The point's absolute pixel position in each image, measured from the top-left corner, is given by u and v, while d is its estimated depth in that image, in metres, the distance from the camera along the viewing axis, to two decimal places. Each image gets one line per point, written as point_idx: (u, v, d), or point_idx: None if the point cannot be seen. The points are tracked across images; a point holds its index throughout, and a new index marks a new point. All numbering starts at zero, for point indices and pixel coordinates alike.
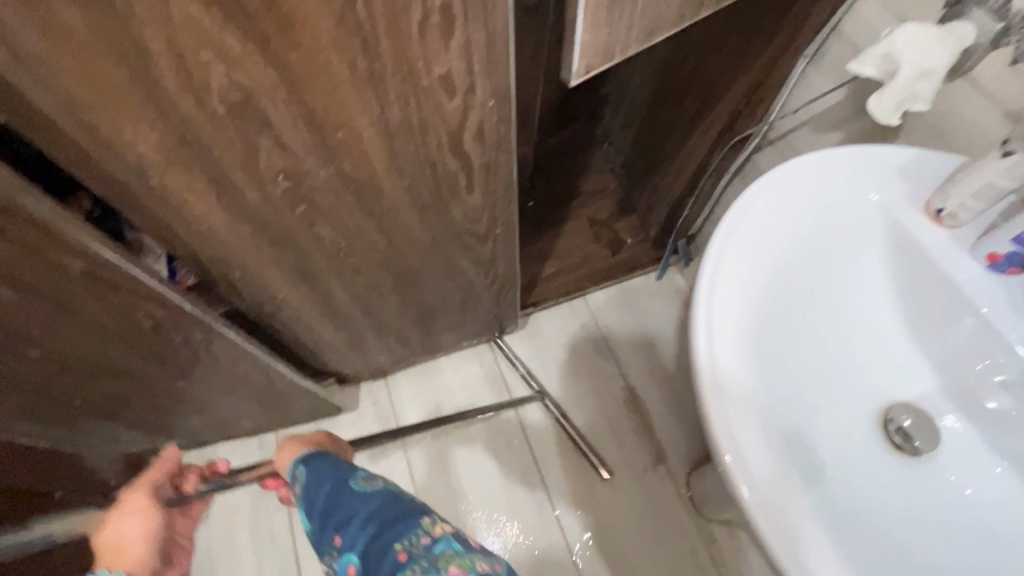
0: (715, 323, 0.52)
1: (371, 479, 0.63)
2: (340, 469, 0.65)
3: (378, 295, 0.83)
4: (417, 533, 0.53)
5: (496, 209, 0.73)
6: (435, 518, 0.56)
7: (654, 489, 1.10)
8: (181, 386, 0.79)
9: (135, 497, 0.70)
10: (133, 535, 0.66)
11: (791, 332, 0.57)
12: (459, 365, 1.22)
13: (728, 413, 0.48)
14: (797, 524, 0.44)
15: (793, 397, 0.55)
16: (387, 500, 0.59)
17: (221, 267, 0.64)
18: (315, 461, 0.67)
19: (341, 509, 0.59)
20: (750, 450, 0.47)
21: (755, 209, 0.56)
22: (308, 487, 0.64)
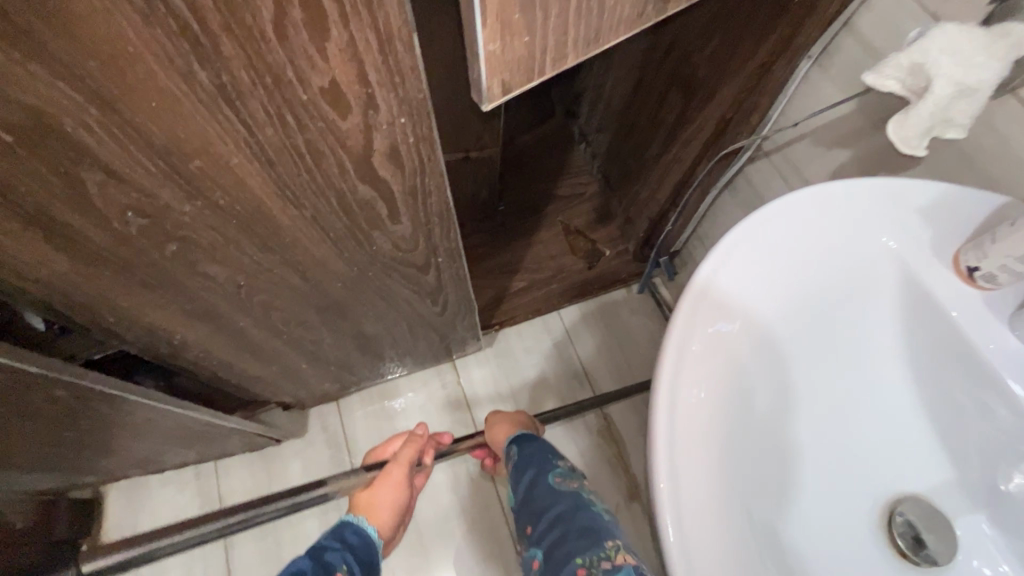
0: (680, 407, 0.40)
1: (571, 479, 0.58)
2: (551, 458, 0.62)
3: (303, 328, 0.72)
4: (598, 553, 0.47)
5: (431, 237, 0.61)
6: (620, 542, 0.49)
7: (627, 528, 1.00)
8: (70, 436, 0.67)
9: (395, 467, 0.70)
10: (387, 500, 0.68)
11: (777, 407, 0.46)
12: (419, 386, 1.11)
13: (687, 525, 0.37)
14: None
15: (774, 487, 0.44)
16: (578, 508, 0.53)
17: (86, 313, 0.53)
18: (530, 443, 0.66)
19: (540, 501, 0.56)
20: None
21: (738, 254, 0.45)
22: (517, 467, 0.63)
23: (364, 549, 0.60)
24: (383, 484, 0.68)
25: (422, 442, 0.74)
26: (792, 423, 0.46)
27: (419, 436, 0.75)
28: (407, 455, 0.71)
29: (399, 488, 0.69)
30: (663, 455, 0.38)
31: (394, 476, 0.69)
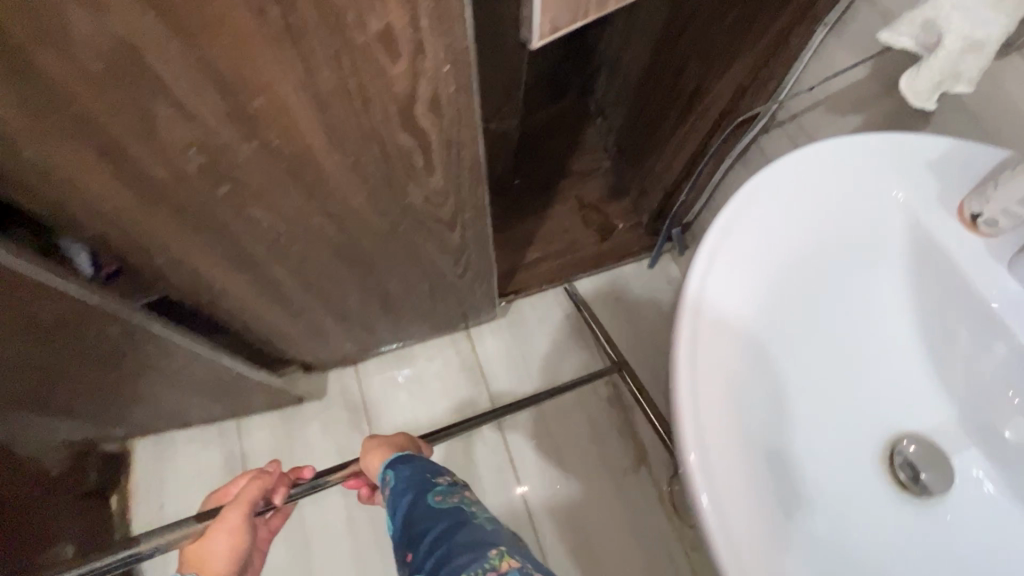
0: (698, 346, 0.43)
1: (452, 496, 0.54)
2: (429, 476, 0.57)
3: (333, 283, 0.75)
4: (482, 565, 0.46)
5: (461, 192, 0.64)
6: (503, 547, 0.48)
7: (633, 492, 1.04)
8: (113, 378, 0.71)
9: (233, 510, 0.59)
10: (223, 549, 0.59)
11: (789, 351, 0.49)
12: (433, 354, 1.15)
13: (706, 448, 0.40)
14: None
15: (786, 423, 0.47)
16: (461, 523, 0.50)
17: (141, 254, 0.56)
18: (405, 465, 0.59)
19: (416, 526, 0.51)
20: (730, 506, 0.39)
21: (751, 209, 0.48)
22: (394, 493, 0.56)
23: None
24: (217, 534, 0.58)
25: (271, 483, 0.63)
26: (803, 367, 0.49)
27: (269, 472, 0.64)
28: (248, 499, 0.60)
29: (238, 536, 0.59)
30: (682, 387, 0.41)
31: (232, 523, 0.59)
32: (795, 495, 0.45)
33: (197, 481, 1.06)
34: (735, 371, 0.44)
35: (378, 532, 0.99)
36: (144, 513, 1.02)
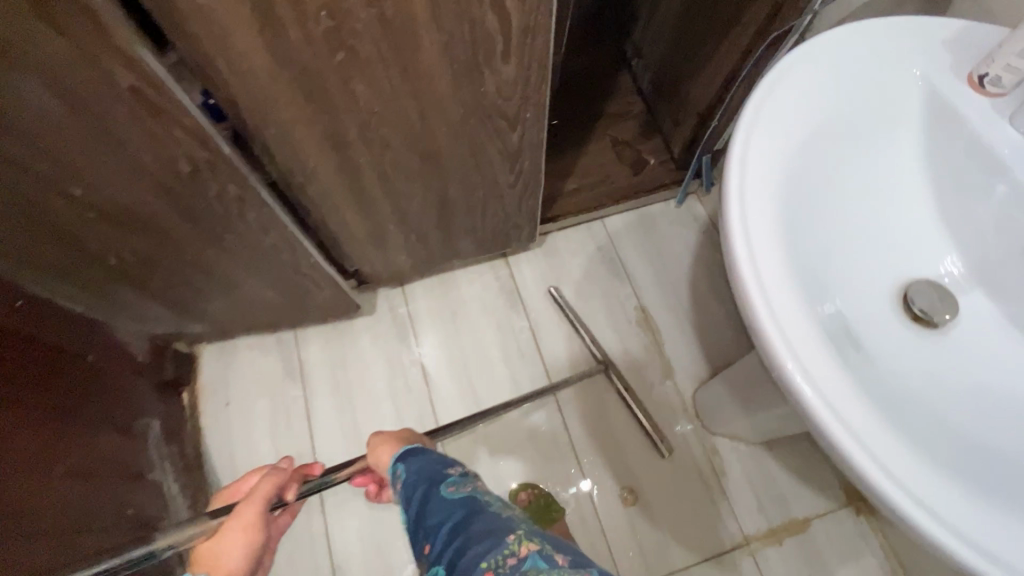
0: (750, 186, 0.50)
1: (463, 486, 0.58)
2: (442, 471, 0.61)
3: (404, 177, 0.84)
4: (502, 551, 0.47)
5: (529, 87, 0.73)
6: (519, 532, 0.50)
7: (659, 403, 1.12)
8: (212, 253, 0.81)
9: (247, 507, 0.64)
10: (235, 547, 0.63)
11: (821, 206, 0.56)
12: (475, 278, 1.23)
13: (759, 266, 0.47)
14: (818, 364, 0.45)
15: (818, 264, 0.55)
16: (475, 510, 0.54)
17: (258, 121, 0.65)
18: (415, 458, 0.65)
19: (431, 518, 0.55)
20: (783, 308, 0.46)
21: (793, 77, 0.54)
22: (406, 485, 0.62)
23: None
24: (234, 526, 0.63)
25: (283, 479, 0.69)
26: (832, 222, 0.57)
27: (280, 470, 0.70)
28: (263, 494, 0.65)
29: (250, 536, 0.64)
30: (735, 217, 0.49)
31: (246, 518, 0.64)
32: (824, 317, 0.53)
33: (257, 386, 1.14)
34: (781, 210, 0.51)
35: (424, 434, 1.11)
36: (212, 408, 1.12)
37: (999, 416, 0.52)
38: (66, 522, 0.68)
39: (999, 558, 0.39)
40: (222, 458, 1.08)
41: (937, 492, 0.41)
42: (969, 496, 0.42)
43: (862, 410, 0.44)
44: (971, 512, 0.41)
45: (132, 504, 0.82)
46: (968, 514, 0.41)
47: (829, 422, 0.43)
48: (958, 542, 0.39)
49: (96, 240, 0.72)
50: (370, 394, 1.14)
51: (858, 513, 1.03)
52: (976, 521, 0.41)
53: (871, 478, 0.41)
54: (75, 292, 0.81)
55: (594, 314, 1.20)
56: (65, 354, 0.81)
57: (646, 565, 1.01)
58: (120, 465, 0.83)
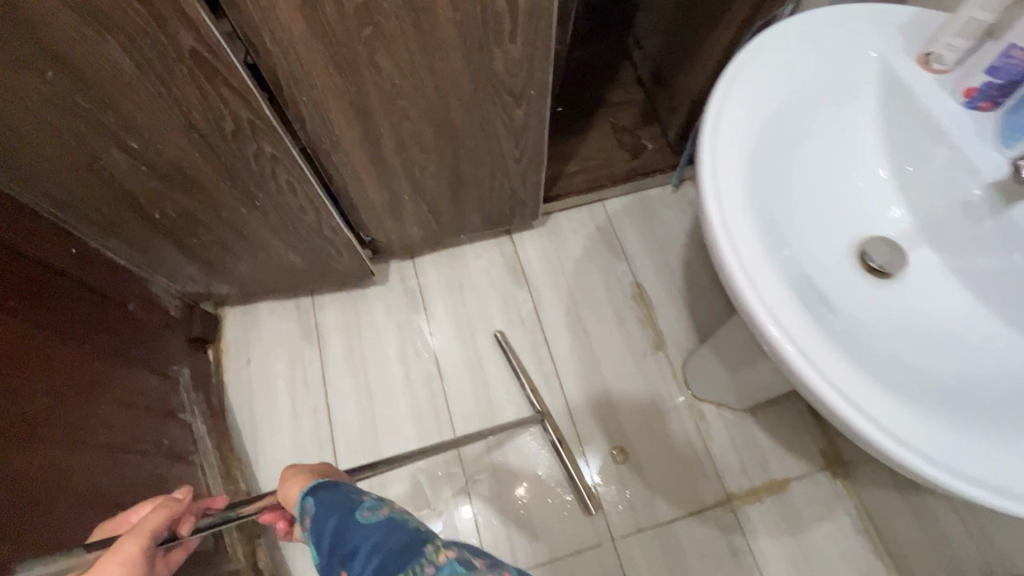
0: (723, 150, 0.58)
1: (378, 508, 0.54)
2: (354, 497, 0.57)
3: (419, 149, 0.92)
4: (419, 562, 0.46)
5: (534, 65, 0.81)
6: (438, 541, 0.49)
7: (651, 372, 1.20)
8: (245, 213, 0.90)
9: (128, 542, 0.55)
10: None
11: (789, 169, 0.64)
12: (481, 253, 1.31)
13: (725, 216, 0.56)
14: (772, 295, 0.54)
15: (786, 218, 0.63)
16: (393, 530, 0.50)
17: (293, 89, 0.74)
18: (324, 490, 0.59)
19: (343, 542, 0.51)
20: (747, 252, 0.55)
21: (763, 55, 0.62)
22: (314, 520, 0.56)
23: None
24: (104, 567, 0.53)
25: (174, 512, 0.60)
26: (798, 183, 0.65)
27: (176, 501, 0.62)
28: (152, 525, 0.57)
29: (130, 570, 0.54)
30: (707, 174, 0.57)
31: (127, 551, 0.55)
32: (788, 261, 0.61)
33: (276, 346, 1.23)
34: (751, 172, 0.59)
35: (431, 395, 1.19)
36: (235, 365, 1.21)
37: (937, 350, 0.59)
38: (108, 441, 0.77)
39: (920, 449, 0.48)
40: (243, 411, 1.17)
41: (866, 395, 0.50)
42: (902, 404, 0.50)
43: (810, 333, 0.52)
44: (895, 412, 0.50)
45: (167, 437, 0.91)
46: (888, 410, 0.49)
47: (782, 342, 0.51)
48: (885, 435, 0.48)
49: (144, 194, 0.81)
50: (381, 358, 1.22)
51: (834, 477, 1.10)
52: (903, 422, 0.49)
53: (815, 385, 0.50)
54: (120, 243, 0.90)
55: (592, 289, 1.27)
56: (110, 299, 0.89)
57: (633, 517, 1.08)
58: (155, 403, 0.92)
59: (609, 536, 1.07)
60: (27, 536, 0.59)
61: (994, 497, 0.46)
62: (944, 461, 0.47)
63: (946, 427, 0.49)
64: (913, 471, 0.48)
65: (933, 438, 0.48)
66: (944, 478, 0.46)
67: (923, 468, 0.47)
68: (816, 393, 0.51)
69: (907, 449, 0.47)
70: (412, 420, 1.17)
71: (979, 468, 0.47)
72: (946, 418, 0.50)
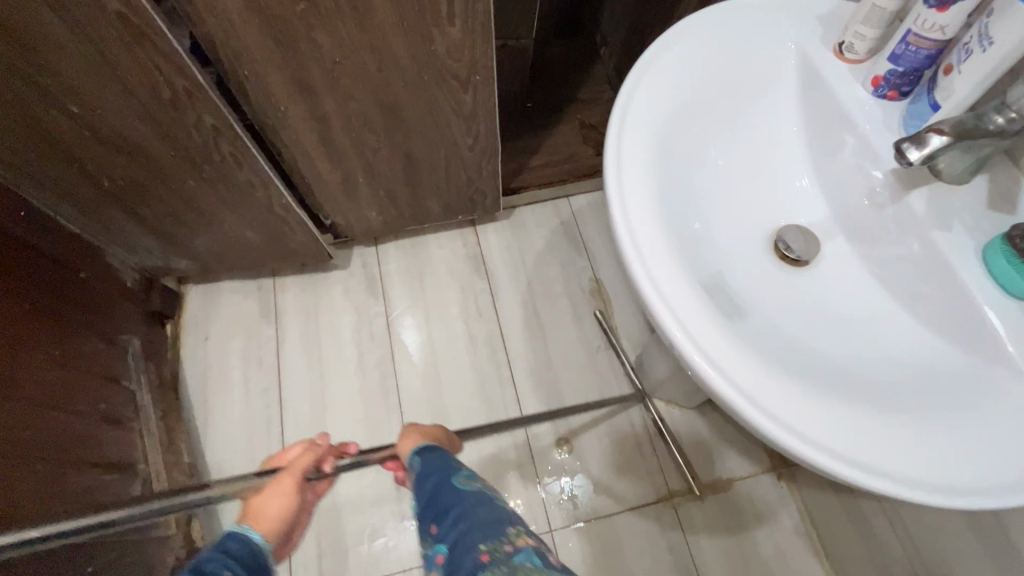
0: (627, 133, 0.57)
1: (475, 480, 0.58)
2: (453, 465, 0.60)
3: (368, 130, 0.94)
4: (500, 539, 0.49)
5: (476, 49, 0.82)
6: (522, 527, 0.52)
7: (604, 365, 1.20)
8: (193, 185, 0.92)
9: (286, 475, 0.63)
10: (272, 509, 0.61)
11: (704, 154, 0.64)
12: (444, 242, 1.32)
13: (624, 188, 0.55)
14: (663, 266, 0.52)
15: (696, 200, 0.62)
16: (481, 504, 0.54)
17: (232, 61, 0.76)
18: (431, 453, 0.62)
19: (438, 501, 0.55)
20: (641, 223, 0.54)
21: (680, 41, 0.62)
22: (418, 475, 0.60)
23: (251, 560, 0.55)
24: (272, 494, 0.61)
25: (316, 455, 0.66)
26: (713, 169, 0.64)
27: (316, 445, 0.68)
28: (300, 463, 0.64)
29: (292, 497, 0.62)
30: (611, 149, 0.56)
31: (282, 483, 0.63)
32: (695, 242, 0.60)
33: (235, 323, 1.24)
34: (657, 157, 0.58)
35: (384, 377, 1.20)
36: (192, 340, 1.23)
37: (840, 336, 0.58)
38: (38, 398, 0.79)
39: (799, 431, 0.45)
40: (196, 385, 1.19)
41: (747, 370, 0.48)
42: (796, 389, 0.47)
43: (696, 306, 0.50)
44: (777, 388, 0.47)
45: (105, 400, 0.93)
46: (766, 385, 0.47)
47: (671, 325, 0.49)
48: (774, 421, 0.45)
49: (92, 161, 0.83)
50: (336, 339, 1.23)
51: (779, 478, 1.09)
52: (795, 409, 0.46)
53: (704, 371, 0.47)
54: (70, 210, 0.92)
55: (551, 281, 1.28)
56: (59, 263, 0.92)
57: (574, 508, 1.08)
58: (97, 368, 0.93)
59: (548, 525, 1.06)
60: None
61: (884, 483, 0.43)
62: (833, 448, 0.45)
63: (837, 410, 0.47)
64: (803, 458, 0.45)
65: (810, 416, 0.46)
66: (821, 459, 0.44)
67: (810, 454, 0.44)
68: (694, 366, 0.48)
69: (793, 434, 0.45)
70: (362, 402, 1.18)
71: (871, 454, 0.45)
72: (844, 404, 0.47)
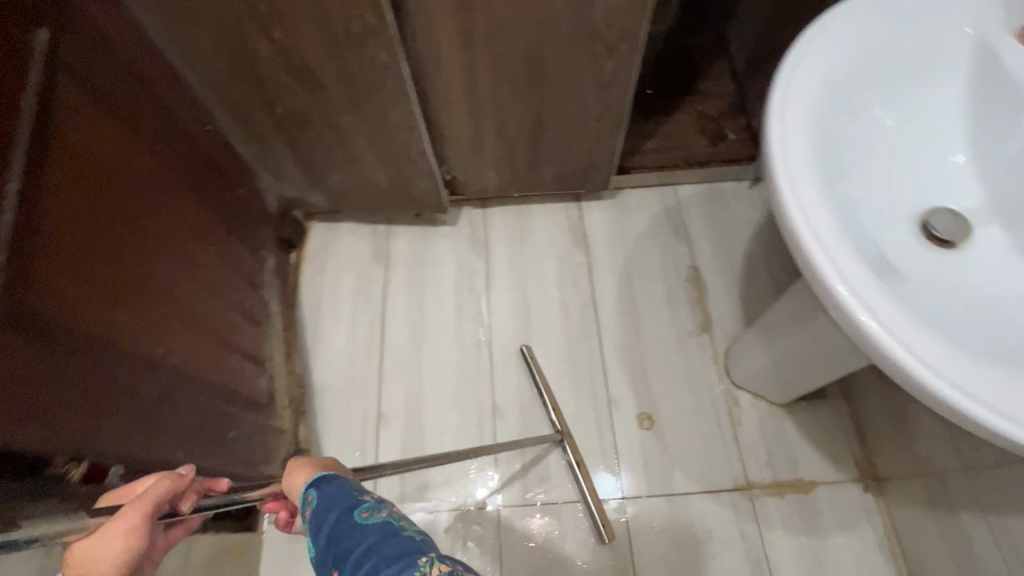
0: (794, 92, 0.58)
1: (380, 510, 0.52)
2: (357, 495, 0.55)
3: (510, 88, 1.00)
4: (411, 573, 0.44)
5: (631, 18, 0.87)
6: (436, 554, 0.46)
7: (693, 352, 1.20)
8: (349, 120, 1.02)
9: (134, 509, 0.51)
10: (112, 553, 0.49)
11: (860, 129, 0.64)
12: (548, 213, 1.38)
13: (788, 146, 0.56)
14: (822, 222, 0.53)
15: (850, 171, 0.63)
16: (387, 536, 0.48)
17: (413, 7, 0.84)
18: (327, 483, 0.56)
19: (340, 543, 0.50)
20: (802, 179, 0.55)
21: (856, 13, 0.62)
22: (313, 515, 0.54)
23: None
24: (113, 532, 0.50)
25: (182, 486, 0.57)
26: (867, 145, 0.65)
27: (179, 475, 0.58)
28: (158, 495, 0.54)
29: (138, 540, 0.51)
30: (776, 108, 0.58)
31: (130, 522, 0.51)
32: (850, 208, 0.60)
33: (350, 260, 1.35)
34: (820, 121, 0.60)
35: (479, 330, 1.26)
36: (311, 270, 1.34)
37: (991, 314, 0.57)
38: (207, 284, 0.90)
39: (962, 387, 0.46)
40: (311, 309, 1.30)
41: (907, 327, 0.49)
42: (954, 348, 0.48)
43: (855, 262, 0.52)
44: (938, 346, 0.48)
45: (248, 301, 1.05)
46: (927, 341, 0.48)
47: (831, 277, 0.51)
48: (931, 372, 0.46)
49: (272, 84, 0.94)
50: (438, 288, 1.31)
51: (866, 490, 1.06)
52: (956, 366, 0.47)
53: (866, 324, 0.49)
54: (239, 130, 1.05)
55: (649, 263, 1.30)
56: (227, 176, 1.04)
57: (647, 481, 1.10)
58: (244, 273, 1.05)
59: (621, 493, 1.09)
60: (148, 321, 0.72)
61: None
62: (1001, 408, 0.44)
63: (1001, 373, 0.46)
64: (963, 415, 0.45)
65: (974, 375, 0.46)
66: (989, 417, 0.44)
67: (976, 411, 0.44)
68: (852, 318, 0.50)
69: (956, 389, 0.45)
70: (456, 349, 1.25)
71: None
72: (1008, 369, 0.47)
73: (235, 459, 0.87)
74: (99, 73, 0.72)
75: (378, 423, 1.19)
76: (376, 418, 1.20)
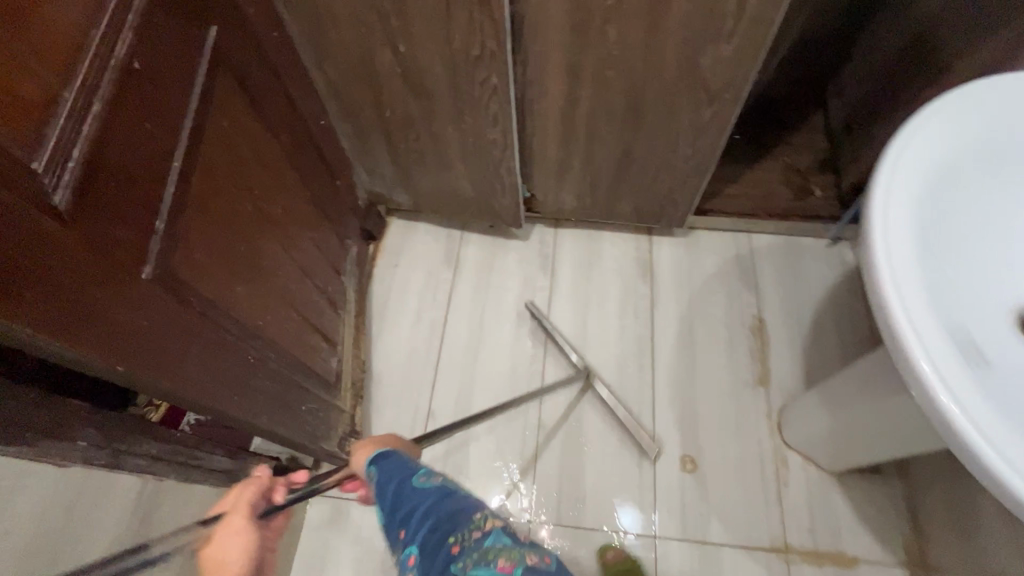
0: (903, 166, 0.58)
1: (435, 476, 0.57)
2: (413, 465, 0.59)
3: (605, 120, 1.04)
4: (469, 527, 0.49)
5: (736, 71, 0.89)
6: (487, 513, 0.52)
7: (747, 403, 1.19)
8: (449, 131, 1.08)
9: (235, 515, 0.58)
10: (235, 551, 0.56)
11: (962, 212, 0.63)
12: (618, 242, 1.40)
13: (890, 219, 0.56)
14: (916, 301, 0.53)
15: (946, 251, 0.62)
16: (445, 497, 0.53)
17: (529, 37, 0.89)
18: (385, 457, 0.60)
19: (402, 504, 0.53)
20: (900, 254, 0.55)
21: (980, 96, 0.61)
22: (376, 483, 0.58)
23: None
24: (224, 540, 0.57)
25: (265, 484, 0.63)
26: (967, 228, 0.64)
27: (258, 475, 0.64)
28: (246, 499, 0.60)
29: (249, 538, 0.57)
30: (882, 180, 0.58)
31: (236, 524, 0.58)
32: (942, 290, 0.60)
33: (422, 259, 1.42)
34: (925, 198, 0.59)
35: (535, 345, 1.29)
36: (385, 263, 1.42)
37: None
38: (302, 266, 0.98)
39: None
40: (379, 300, 1.37)
41: (994, 423, 0.48)
42: None
43: (945, 348, 0.51)
44: None
45: (331, 286, 1.12)
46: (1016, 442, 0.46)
47: (918, 359, 0.50)
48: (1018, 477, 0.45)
49: (386, 91, 1.02)
50: (501, 298, 1.36)
51: None
52: None
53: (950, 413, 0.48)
54: (347, 127, 1.13)
55: (713, 307, 1.30)
56: (330, 168, 1.13)
57: (681, 524, 1.09)
58: (331, 258, 1.13)
59: (654, 531, 1.09)
60: (253, 294, 0.80)
61: None
62: None
63: None
64: None
65: None
66: None
67: None
68: (936, 405, 0.49)
69: None
70: (510, 360, 1.28)
71: None
72: None
73: (305, 433, 0.94)
74: (247, 67, 0.80)
75: (427, 418, 1.24)
76: (426, 413, 1.25)
